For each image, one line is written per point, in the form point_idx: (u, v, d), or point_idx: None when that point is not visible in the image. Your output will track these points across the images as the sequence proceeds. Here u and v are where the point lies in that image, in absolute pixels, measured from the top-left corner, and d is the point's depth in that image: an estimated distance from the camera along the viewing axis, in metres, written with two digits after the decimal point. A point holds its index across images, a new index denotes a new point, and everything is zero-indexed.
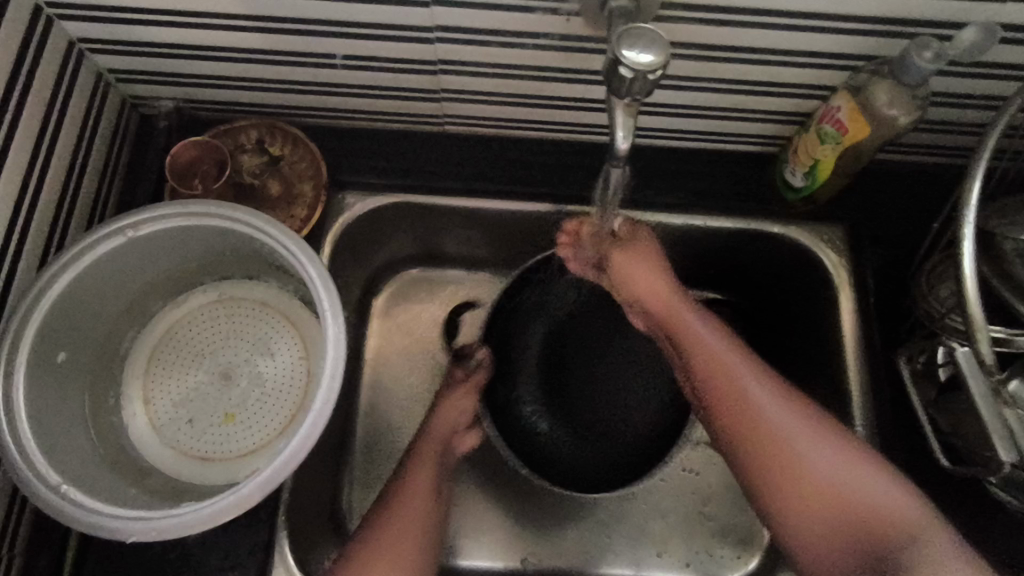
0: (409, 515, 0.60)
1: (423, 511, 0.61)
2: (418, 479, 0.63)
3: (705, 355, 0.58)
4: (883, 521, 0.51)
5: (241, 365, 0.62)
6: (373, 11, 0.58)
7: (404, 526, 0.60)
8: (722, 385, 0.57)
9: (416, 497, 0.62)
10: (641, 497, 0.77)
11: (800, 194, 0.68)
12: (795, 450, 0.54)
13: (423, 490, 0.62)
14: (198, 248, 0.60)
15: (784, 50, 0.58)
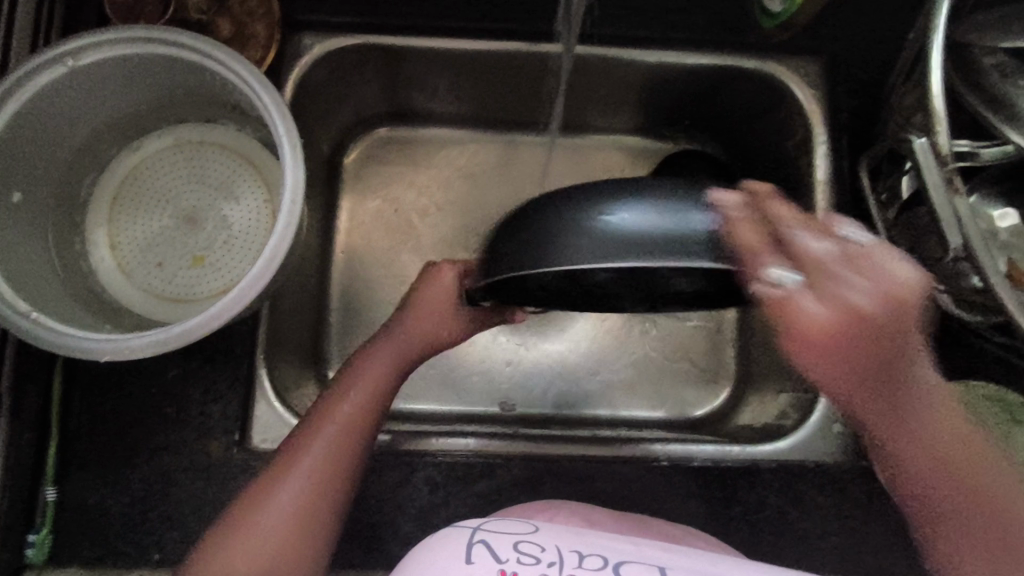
0: (315, 468, 0.50)
1: (328, 468, 0.50)
2: (321, 441, 0.51)
3: (894, 324, 0.37)
4: (972, 458, 0.43)
5: (206, 210, 0.62)
6: None
7: (291, 497, 0.49)
8: (869, 361, 0.39)
9: (317, 461, 0.50)
10: (615, 345, 0.79)
11: (774, 22, 0.66)
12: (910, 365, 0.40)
13: (324, 453, 0.51)
14: (147, 84, 0.58)
15: None
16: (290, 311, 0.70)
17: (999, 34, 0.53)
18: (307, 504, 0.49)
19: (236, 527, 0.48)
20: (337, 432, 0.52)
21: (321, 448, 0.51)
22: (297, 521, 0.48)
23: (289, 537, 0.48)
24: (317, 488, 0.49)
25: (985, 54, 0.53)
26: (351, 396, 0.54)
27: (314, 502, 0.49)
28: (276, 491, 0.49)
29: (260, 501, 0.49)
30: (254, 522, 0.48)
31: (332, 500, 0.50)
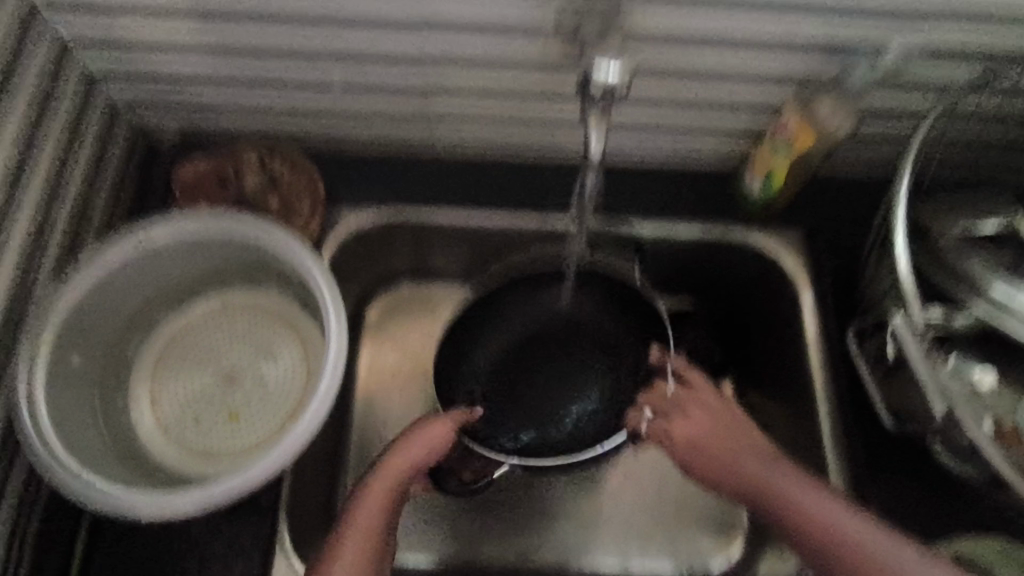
0: (365, 525, 0.56)
1: (366, 534, 0.56)
2: (370, 507, 0.57)
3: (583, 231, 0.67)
4: (801, 509, 0.56)
5: (245, 368, 0.66)
6: (367, 39, 0.63)
7: (339, 554, 0.54)
8: (720, 423, 0.63)
9: (363, 524, 0.56)
10: (626, 493, 0.80)
11: (758, 202, 0.75)
12: (735, 455, 0.61)
13: (371, 526, 0.56)
14: (205, 257, 0.65)
15: (738, 73, 0.64)
16: (311, 463, 0.72)
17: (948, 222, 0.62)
18: (361, 555, 0.55)
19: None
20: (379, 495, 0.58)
21: (375, 513, 0.57)
22: (351, 568, 0.54)
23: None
24: (364, 541, 0.55)
25: (941, 237, 0.61)
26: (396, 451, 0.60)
27: (368, 554, 0.55)
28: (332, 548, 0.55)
29: (321, 566, 0.54)
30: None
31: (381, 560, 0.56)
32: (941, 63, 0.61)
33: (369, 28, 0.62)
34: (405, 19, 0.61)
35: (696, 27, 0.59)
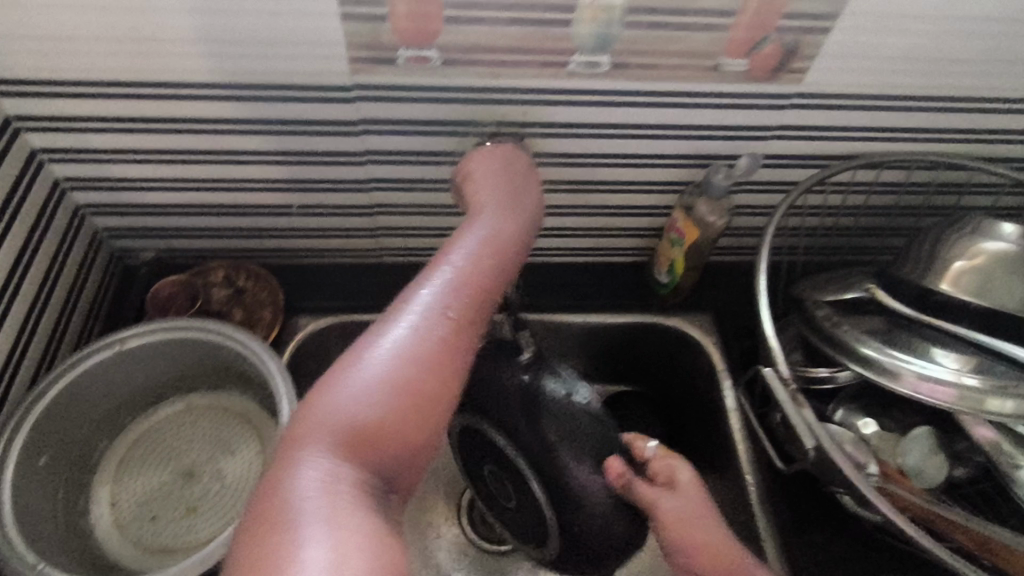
0: (398, 378, 0.41)
1: (405, 376, 0.41)
2: (405, 369, 0.41)
3: (504, 247, 0.53)
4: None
5: (204, 464, 0.70)
6: (319, 169, 0.76)
7: (384, 420, 0.40)
8: (697, 506, 0.62)
9: (398, 386, 0.40)
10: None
11: (668, 289, 0.86)
12: (710, 530, 0.60)
13: (397, 361, 0.41)
14: (171, 362, 0.72)
15: (631, 183, 0.77)
16: None
17: (819, 296, 0.73)
18: (407, 430, 0.40)
19: (372, 437, 0.39)
20: (408, 341, 0.42)
21: (394, 395, 0.40)
22: (408, 422, 0.40)
23: (385, 426, 0.40)
24: (410, 411, 0.40)
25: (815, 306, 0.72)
26: (386, 335, 0.43)
27: (410, 408, 0.40)
28: (347, 408, 0.39)
29: (324, 406, 0.40)
30: (353, 447, 0.38)
31: (455, 368, 0.43)
32: (790, 166, 0.76)
33: (320, 161, 0.75)
34: (349, 153, 0.73)
35: (587, 149, 0.72)
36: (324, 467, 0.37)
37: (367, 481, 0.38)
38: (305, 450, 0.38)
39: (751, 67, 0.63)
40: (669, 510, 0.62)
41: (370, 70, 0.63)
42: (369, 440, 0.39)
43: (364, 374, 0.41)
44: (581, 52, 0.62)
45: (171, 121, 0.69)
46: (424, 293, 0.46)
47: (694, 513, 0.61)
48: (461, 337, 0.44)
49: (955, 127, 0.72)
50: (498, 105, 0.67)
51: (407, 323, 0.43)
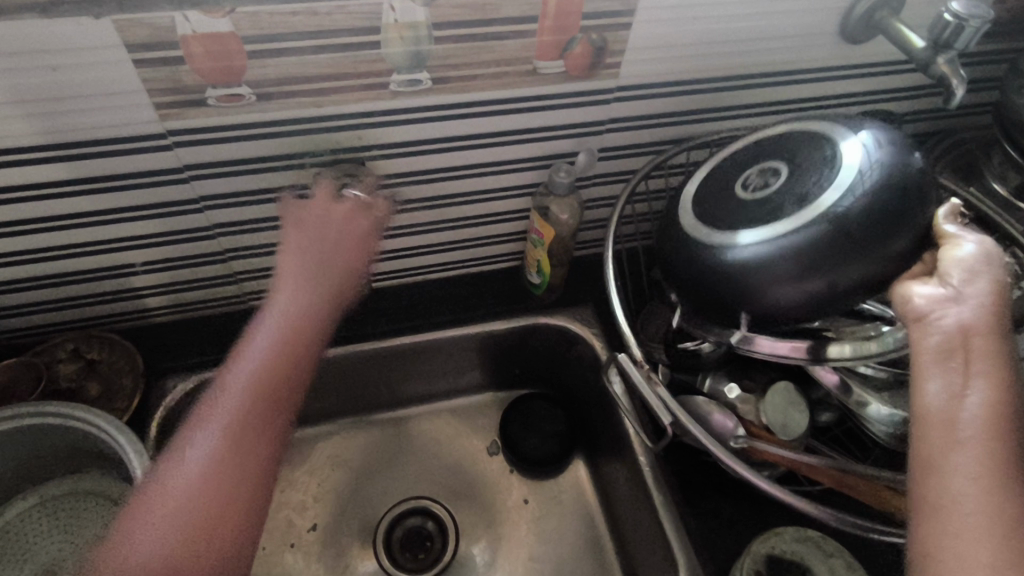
0: (214, 475, 0.57)
1: (213, 483, 0.57)
2: (219, 475, 0.58)
3: (288, 351, 0.65)
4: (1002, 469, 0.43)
5: (66, 559, 0.66)
6: (154, 223, 0.71)
7: (209, 519, 0.56)
8: (959, 356, 0.48)
9: (210, 490, 0.56)
10: None
11: (541, 289, 0.87)
12: (983, 374, 0.47)
13: (214, 467, 0.58)
14: (12, 457, 0.66)
15: (484, 190, 0.78)
16: None
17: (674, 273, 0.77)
18: (228, 524, 0.56)
19: (196, 531, 0.55)
20: (216, 446, 0.59)
21: (209, 496, 0.56)
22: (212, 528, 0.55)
23: (205, 519, 0.55)
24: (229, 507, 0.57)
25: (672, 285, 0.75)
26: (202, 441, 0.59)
27: (229, 501, 0.57)
28: (177, 513, 0.55)
29: (172, 508, 0.55)
30: (188, 536, 0.54)
31: (261, 462, 0.60)
32: (632, 154, 0.78)
33: (153, 215, 0.70)
34: (184, 202, 0.70)
35: (431, 164, 0.72)
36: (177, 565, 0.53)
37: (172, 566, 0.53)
38: (139, 537, 0.54)
39: (568, 67, 0.65)
40: (935, 354, 0.49)
41: (182, 115, 0.61)
42: (200, 530, 0.55)
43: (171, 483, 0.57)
44: (398, 71, 0.61)
45: None
46: (213, 406, 0.61)
47: (961, 356, 0.48)
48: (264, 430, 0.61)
49: (768, 100, 0.77)
50: (328, 133, 0.66)
51: (206, 441, 0.59)
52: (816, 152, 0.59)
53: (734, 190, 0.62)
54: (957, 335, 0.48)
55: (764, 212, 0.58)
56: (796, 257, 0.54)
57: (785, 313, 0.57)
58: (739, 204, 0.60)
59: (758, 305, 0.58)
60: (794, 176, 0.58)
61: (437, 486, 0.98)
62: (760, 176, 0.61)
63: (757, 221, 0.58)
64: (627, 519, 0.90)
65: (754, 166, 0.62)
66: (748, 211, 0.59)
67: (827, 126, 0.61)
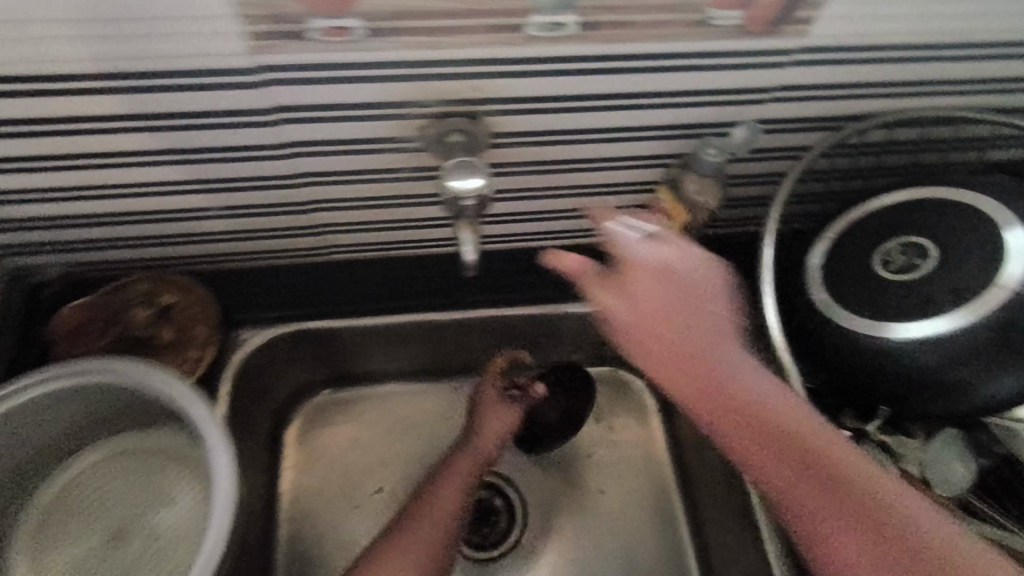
0: (828, 516, 0.46)
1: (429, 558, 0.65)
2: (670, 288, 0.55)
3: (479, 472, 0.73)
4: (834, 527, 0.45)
5: (136, 519, 0.62)
6: (235, 167, 0.63)
7: (787, 450, 0.48)
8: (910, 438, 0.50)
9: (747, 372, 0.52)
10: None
11: None
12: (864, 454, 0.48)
13: (781, 396, 0.51)
14: (83, 408, 0.61)
15: (608, 159, 0.66)
16: None
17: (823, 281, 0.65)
18: (835, 494, 0.46)
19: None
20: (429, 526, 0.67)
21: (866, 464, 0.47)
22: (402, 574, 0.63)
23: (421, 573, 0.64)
24: (772, 413, 0.49)
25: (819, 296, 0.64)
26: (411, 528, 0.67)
27: (875, 499, 0.46)
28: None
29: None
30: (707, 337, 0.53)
31: (769, 420, 0.49)
32: (793, 131, 0.65)
33: (237, 157, 0.62)
34: (270, 147, 0.61)
35: (553, 124, 0.61)
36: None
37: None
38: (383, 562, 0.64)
39: (748, 20, 0.52)
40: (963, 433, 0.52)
41: (276, 48, 0.51)
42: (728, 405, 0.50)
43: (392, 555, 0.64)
44: (540, 11, 0.49)
45: (40, 124, 0.56)
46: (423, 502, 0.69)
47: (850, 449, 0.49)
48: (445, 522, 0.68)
49: (992, 75, 0.61)
50: (443, 81, 0.55)
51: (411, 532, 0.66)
52: (969, 240, 0.54)
53: (871, 263, 0.57)
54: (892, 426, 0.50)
55: (909, 300, 0.54)
56: (946, 350, 0.52)
57: (913, 395, 0.55)
58: (880, 285, 0.56)
59: (892, 382, 0.55)
60: (947, 266, 0.54)
61: (508, 462, 0.89)
62: (904, 255, 0.56)
63: (900, 310, 0.54)
64: (717, 531, 0.82)
65: (896, 233, 0.57)
66: (887, 296, 0.55)
67: (979, 200, 0.55)
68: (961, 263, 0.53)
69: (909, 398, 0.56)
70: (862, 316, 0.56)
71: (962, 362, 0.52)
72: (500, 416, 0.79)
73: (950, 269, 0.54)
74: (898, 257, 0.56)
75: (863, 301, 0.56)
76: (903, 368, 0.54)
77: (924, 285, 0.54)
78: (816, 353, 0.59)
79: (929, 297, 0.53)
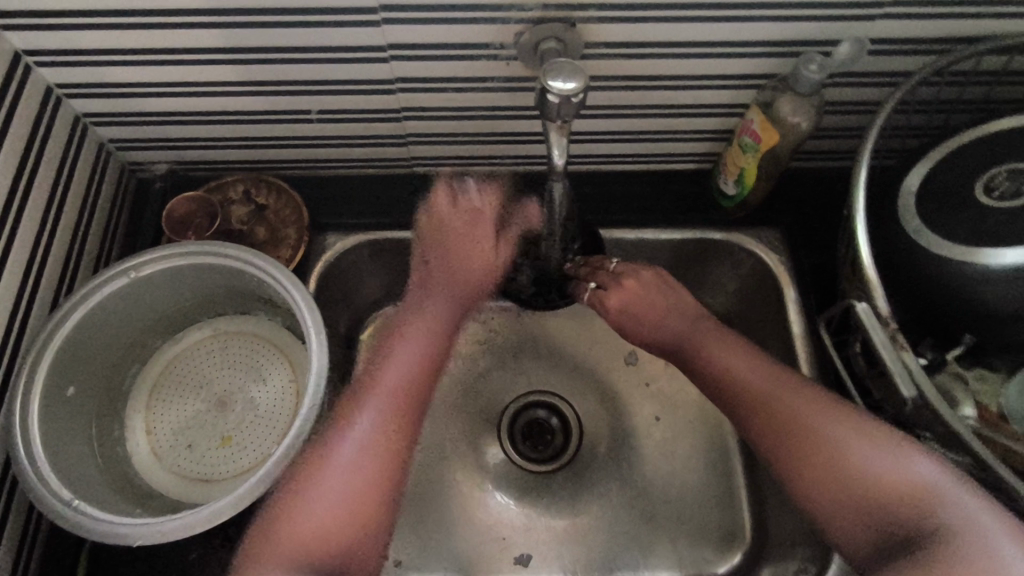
0: (836, 509, 0.53)
1: (371, 475, 0.56)
2: (750, 371, 0.61)
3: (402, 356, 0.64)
4: (852, 492, 0.52)
5: (235, 392, 0.68)
6: (337, 68, 0.66)
7: (809, 454, 0.54)
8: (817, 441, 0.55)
9: (849, 424, 0.54)
10: (636, 501, 0.84)
11: (732, 201, 0.75)
12: (846, 447, 0.53)
13: (810, 408, 0.56)
14: (192, 286, 0.67)
15: (700, 74, 0.65)
16: None
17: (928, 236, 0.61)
18: (839, 488, 0.53)
19: (352, 518, 0.54)
20: (367, 427, 0.58)
21: (889, 472, 0.52)
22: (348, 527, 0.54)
23: (358, 512, 0.55)
24: (834, 451, 0.53)
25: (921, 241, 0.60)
26: (345, 457, 0.56)
27: (877, 484, 0.52)
28: (327, 514, 0.54)
29: (306, 522, 0.53)
30: (777, 395, 0.58)
31: (816, 443, 0.54)
32: (898, 52, 0.62)
33: (338, 59, 0.64)
34: (371, 48, 0.63)
35: (649, 35, 0.61)
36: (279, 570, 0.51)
37: (321, 470, 0.55)
38: (337, 456, 0.56)
39: None
40: (823, 445, 0.54)
41: None
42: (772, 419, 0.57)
43: (327, 460, 0.56)
44: None
45: (165, 16, 0.59)
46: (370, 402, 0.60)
47: (823, 458, 0.54)
48: (391, 451, 0.58)
49: None
50: None
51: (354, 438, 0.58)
52: None
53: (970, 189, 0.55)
54: (793, 434, 0.56)
55: (1010, 225, 0.52)
56: None
57: (999, 322, 0.54)
58: (979, 210, 0.54)
59: (981, 306, 0.54)
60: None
61: (566, 384, 0.90)
62: (1009, 181, 0.54)
63: (1000, 235, 0.52)
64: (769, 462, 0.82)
65: (1002, 160, 0.55)
66: (985, 221, 0.53)
67: None
68: None
69: (995, 325, 0.54)
70: (961, 241, 0.54)
71: None
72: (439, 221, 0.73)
73: None
74: (1001, 184, 0.54)
75: (960, 226, 0.54)
76: (998, 292, 0.53)
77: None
78: (902, 275, 0.57)
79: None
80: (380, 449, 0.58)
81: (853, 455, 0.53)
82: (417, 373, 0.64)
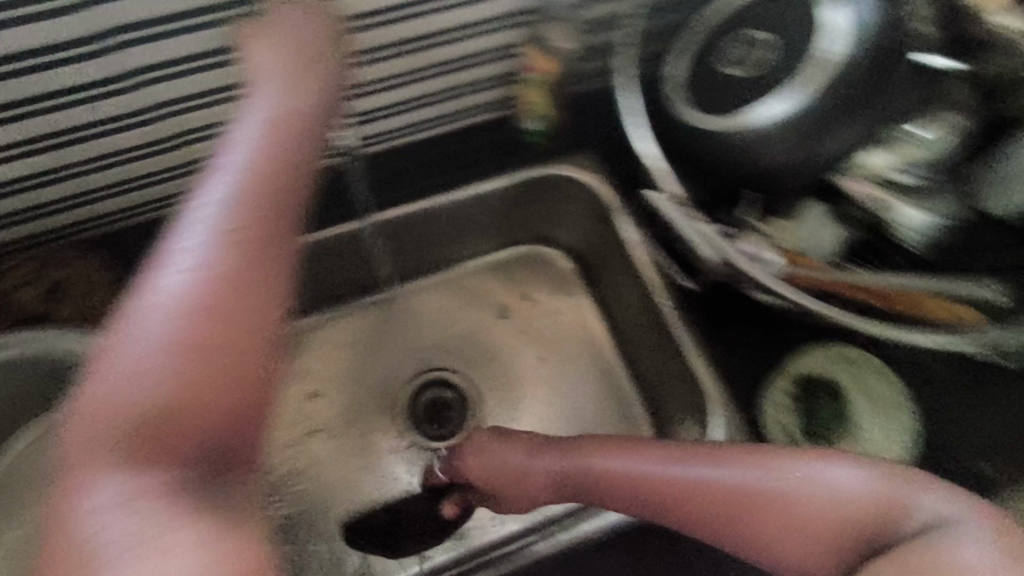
0: (794, 550, 0.49)
1: (213, 324, 0.34)
2: (625, 460, 0.57)
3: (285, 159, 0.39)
4: (805, 527, 0.49)
5: None
6: (84, 111, 0.60)
7: (733, 513, 0.51)
8: (723, 498, 0.52)
9: (747, 463, 0.52)
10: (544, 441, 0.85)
11: (540, 135, 0.82)
12: (765, 493, 0.51)
13: (710, 470, 0.52)
14: None
15: (460, 25, 0.66)
16: None
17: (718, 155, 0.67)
18: (784, 528, 0.49)
19: (181, 405, 0.34)
20: (188, 323, 0.34)
21: (819, 494, 0.49)
22: (186, 377, 0.34)
23: (202, 463, 0.34)
24: (773, 502, 0.50)
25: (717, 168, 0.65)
26: (166, 291, 0.34)
27: (819, 512, 0.48)
28: (143, 388, 0.33)
29: (108, 402, 0.33)
30: (704, 475, 0.52)
31: (751, 509, 0.50)
32: None
33: (79, 100, 0.58)
34: (111, 80, 0.58)
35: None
36: (122, 464, 0.33)
37: (127, 419, 0.33)
38: (143, 385, 0.33)
39: None
40: (735, 499, 0.51)
41: None
42: (684, 503, 0.53)
43: (132, 391, 0.33)
44: None
45: None
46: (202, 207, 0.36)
47: (743, 513, 0.51)
48: (253, 257, 0.35)
49: None
50: None
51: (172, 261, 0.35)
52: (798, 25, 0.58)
53: (720, 68, 0.63)
54: (705, 499, 0.52)
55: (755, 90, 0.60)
56: (793, 125, 0.58)
57: (774, 174, 0.62)
58: (730, 83, 0.62)
59: (755, 166, 0.61)
60: (788, 51, 0.59)
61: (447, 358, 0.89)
62: (747, 52, 0.61)
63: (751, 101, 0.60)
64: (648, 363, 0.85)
65: (739, 35, 0.62)
66: (736, 91, 0.61)
67: None
68: (795, 46, 0.59)
69: (772, 178, 0.62)
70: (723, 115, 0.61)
71: (814, 131, 0.58)
72: (295, 26, 0.44)
73: (786, 56, 0.59)
74: (743, 57, 0.61)
75: (720, 101, 0.62)
76: (764, 149, 0.60)
77: (767, 75, 0.60)
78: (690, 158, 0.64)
79: (774, 83, 0.59)
80: (237, 235, 0.35)
81: (766, 487, 0.50)
82: (283, 163, 0.38)
